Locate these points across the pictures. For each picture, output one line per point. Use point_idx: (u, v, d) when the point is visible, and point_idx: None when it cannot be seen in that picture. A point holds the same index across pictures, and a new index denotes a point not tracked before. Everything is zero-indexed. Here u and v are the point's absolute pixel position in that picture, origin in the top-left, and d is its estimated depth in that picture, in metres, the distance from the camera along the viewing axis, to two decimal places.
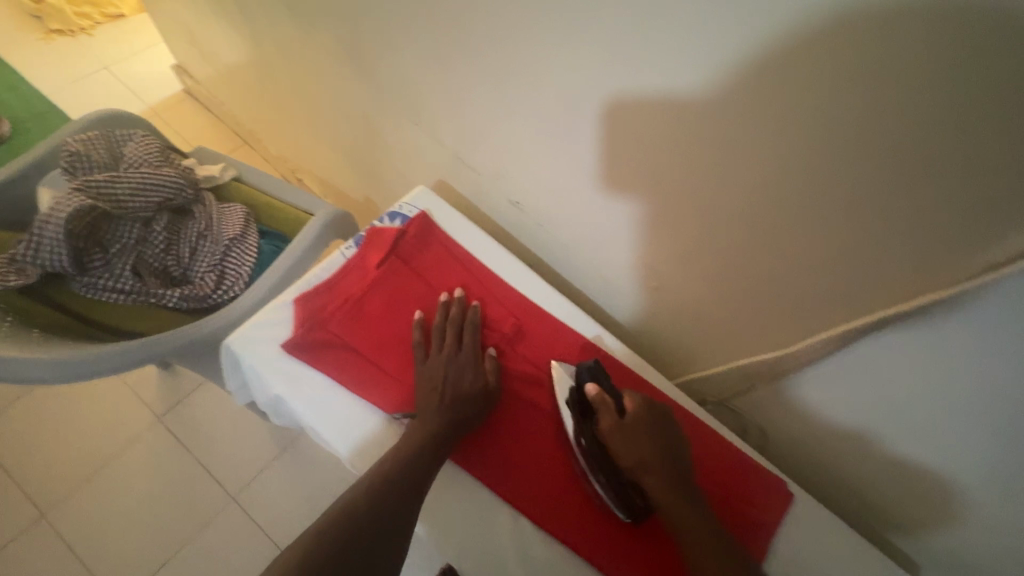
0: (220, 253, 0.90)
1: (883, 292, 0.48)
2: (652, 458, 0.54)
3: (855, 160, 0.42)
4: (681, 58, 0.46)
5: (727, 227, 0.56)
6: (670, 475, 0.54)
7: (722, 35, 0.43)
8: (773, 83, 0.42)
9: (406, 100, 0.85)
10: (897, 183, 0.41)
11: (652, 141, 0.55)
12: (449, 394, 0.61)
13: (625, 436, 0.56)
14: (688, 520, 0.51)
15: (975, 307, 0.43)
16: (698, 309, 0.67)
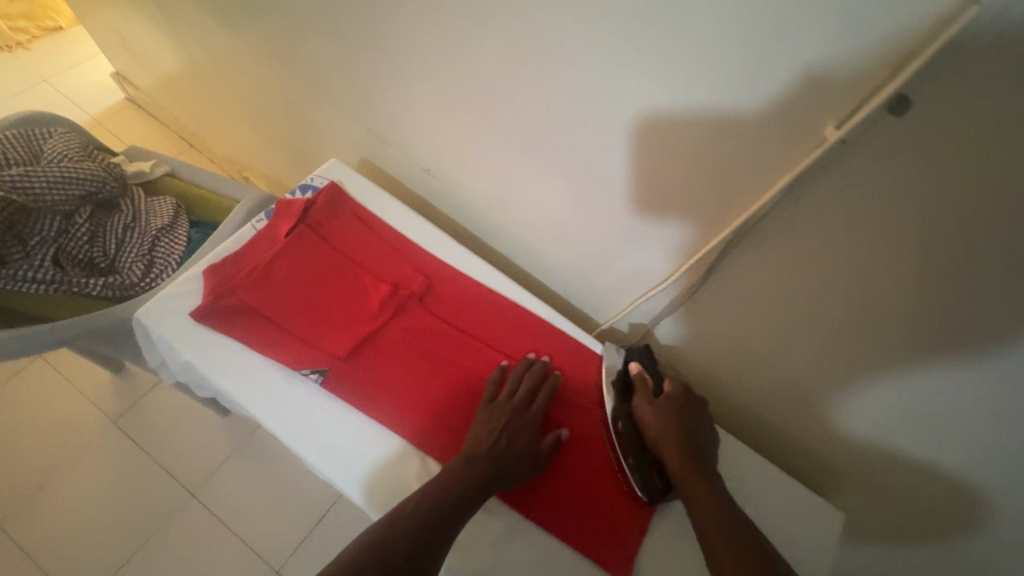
0: (149, 244, 0.93)
1: (748, 190, 0.52)
2: (672, 438, 0.60)
3: (741, 87, 0.46)
4: (709, 62, 0.47)
5: (617, 152, 0.60)
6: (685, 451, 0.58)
7: (752, 36, 0.43)
8: (766, 59, 0.44)
9: (337, 86, 0.89)
10: (775, 105, 0.46)
11: (644, 131, 0.56)
12: (506, 442, 0.60)
13: (657, 411, 0.62)
14: (699, 492, 0.55)
15: (822, 197, 0.48)
16: (607, 251, 0.72)
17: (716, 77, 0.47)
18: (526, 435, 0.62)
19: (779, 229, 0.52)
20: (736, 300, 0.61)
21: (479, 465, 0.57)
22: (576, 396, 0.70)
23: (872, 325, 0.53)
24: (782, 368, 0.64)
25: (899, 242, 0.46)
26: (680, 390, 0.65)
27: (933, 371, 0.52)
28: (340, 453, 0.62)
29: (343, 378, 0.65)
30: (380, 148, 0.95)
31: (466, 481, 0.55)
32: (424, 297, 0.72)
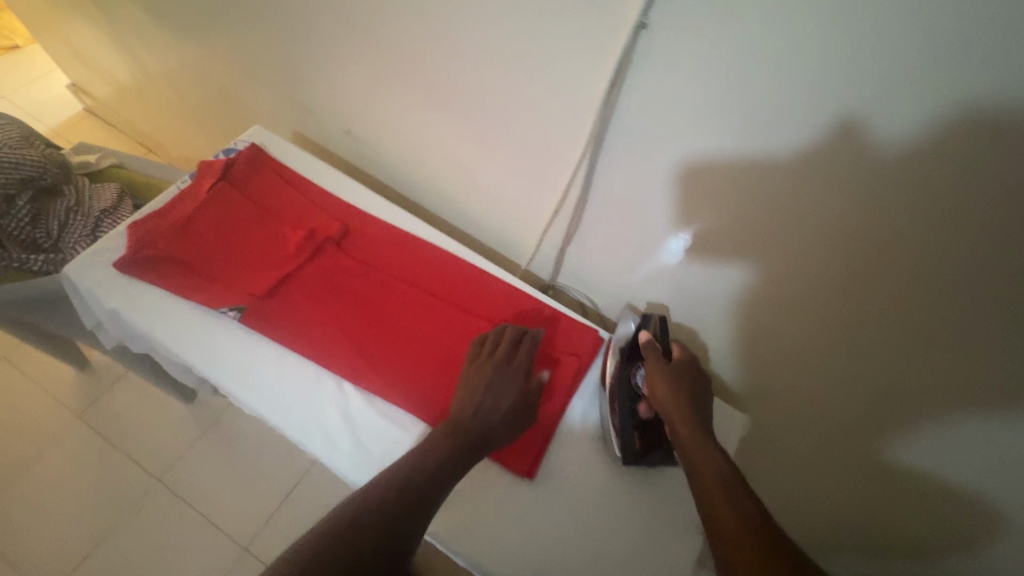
0: (92, 224, 0.98)
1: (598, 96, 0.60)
2: (682, 410, 0.60)
3: (756, 111, 0.50)
4: (740, 99, 0.50)
5: (499, 78, 0.68)
6: (694, 420, 0.59)
7: (765, 67, 0.47)
8: (797, 108, 0.48)
9: (273, 63, 0.97)
10: (782, 133, 0.50)
11: (669, 159, 0.60)
12: (490, 399, 0.62)
13: (668, 381, 0.63)
14: (700, 454, 0.55)
15: (667, 103, 0.55)
16: (518, 190, 0.80)
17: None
18: (510, 396, 0.63)
19: (627, 127, 0.61)
20: (619, 206, 0.70)
21: (461, 433, 0.59)
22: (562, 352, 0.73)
23: (719, 209, 0.60)
24: (664, 266, 0.72)
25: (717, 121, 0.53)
26: (687, 359, 0.66)
27: (774, 244, 0.59)
28: (261, 383, 0.67)
29: (260, 314, 0.69)
30: (312, 119, 1.01)
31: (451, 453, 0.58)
32: (341, 241, 0.77)
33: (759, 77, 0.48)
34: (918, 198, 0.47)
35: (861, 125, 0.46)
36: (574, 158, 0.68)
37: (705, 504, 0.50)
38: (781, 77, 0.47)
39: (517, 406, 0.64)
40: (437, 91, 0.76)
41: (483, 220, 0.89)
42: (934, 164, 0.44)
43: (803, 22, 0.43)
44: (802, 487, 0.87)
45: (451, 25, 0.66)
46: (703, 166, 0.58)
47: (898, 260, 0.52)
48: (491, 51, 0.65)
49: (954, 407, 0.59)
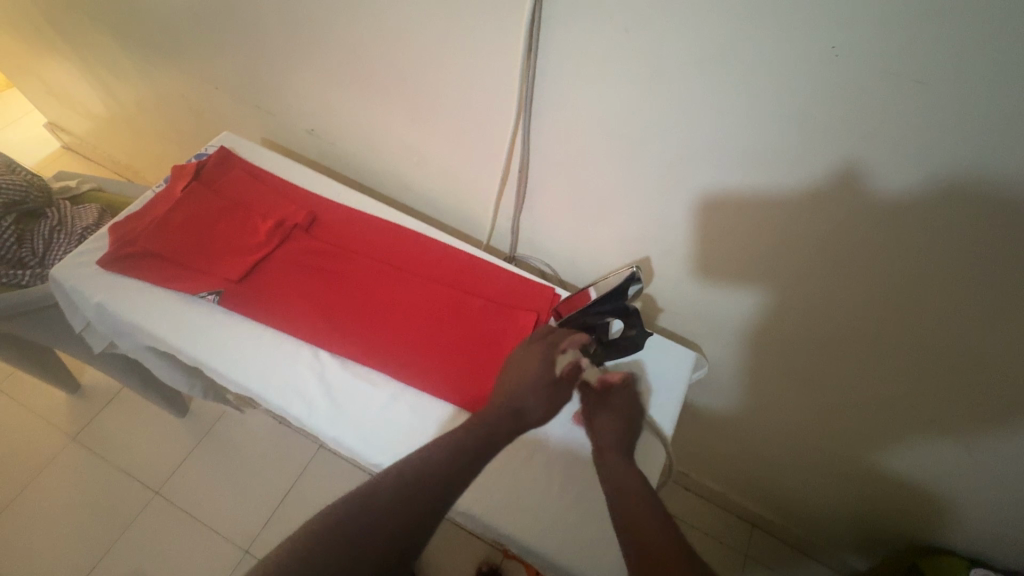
0: (75, 240, 1.03)
1: (517, 66, 0.67)
2: (614, 444, 0.63)
3: (733, 128, 0.58)
4: (732, 128, 0.58)
5: (438, 62, 0.75)
6: (619, 449, 0.63)
7: (751, 108, 0.56)
8: (788, 147, 0.57)
9: (236, 75, 1.03)
10: (765, 156, 0.59)
11: (658, 164, 0.67)
12: (523, 387, 0.65)
13: (597, 412, 0.67)
14: (628, 486, 0.58)
15: (582, 63, 0.63)
16: (471, 167, 0.86)
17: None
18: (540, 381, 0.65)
19: (551, 92, 0.68)
20: (558, 169, 0.77)
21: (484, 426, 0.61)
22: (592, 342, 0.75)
23: (642, 158, 0.68)
24: (608, 221, 0.79)
25: (624, 76, 0.61)
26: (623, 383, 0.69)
27: (692, 182, 0.67)
28: (244, 357, 0.72)
29: (237, 297, 0.75)
30: (277, 124, 1.07)
31: (464, 447, 0.58)
32: (309, 227, 0.82)
33: (648, 29, 0.55)
34: (789, 119, 0.54)
35: (778, 93, 0.53)
36: (511, 128, 0.75)
37: (632, 527, 0.52)
38: (666, 27, 0.54)
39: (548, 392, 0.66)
40: (385, 80, 0.83)
41: (444, 201, 0.96)
42: (901, 218, 0.56)
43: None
44: (784, 439, 0.97)
45: (390, 19, 0.73)
46: (621, 119, 0.65)
47: (789, 177, 0.59)
48: (427, 36, 0.72)
49: (947, 420, 0.72)
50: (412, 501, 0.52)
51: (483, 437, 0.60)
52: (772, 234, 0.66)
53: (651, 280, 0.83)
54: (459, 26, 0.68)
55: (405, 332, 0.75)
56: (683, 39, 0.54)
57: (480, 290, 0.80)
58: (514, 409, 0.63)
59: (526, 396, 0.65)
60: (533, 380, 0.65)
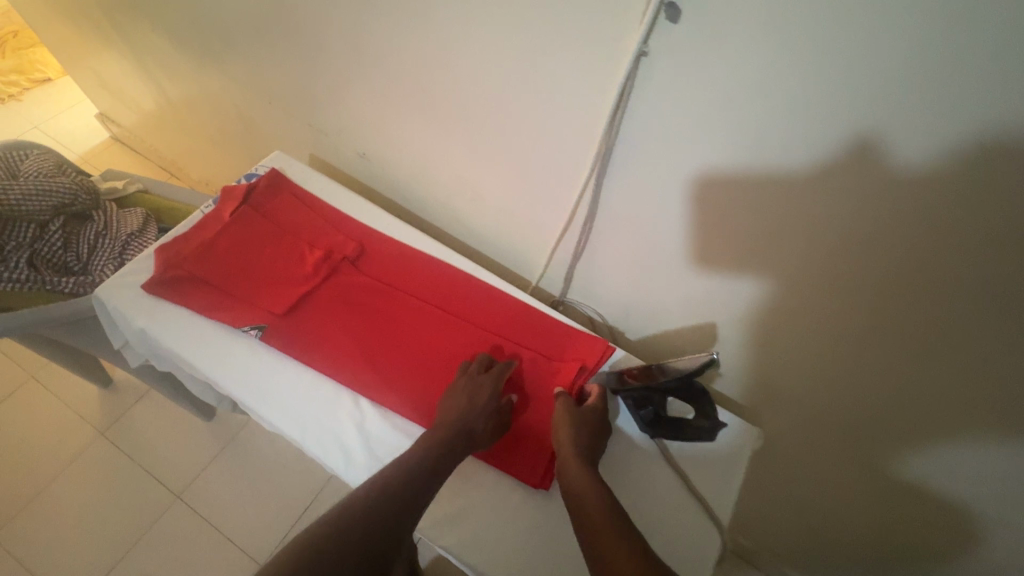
0: (119, 247, 1.01)
1: (598, 119, 0.63)
2: (575, 454, 0.60)
3: (837, 212, 0.53)
4: (834, 212, 0.53)
5: (509, 104, 0.70)
6: (580, 458, 0.60)
7: (863, 196, 0.50)
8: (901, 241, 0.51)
9: (292, 93, 1.01)
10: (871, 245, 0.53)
11: (740, 235, 0.62)
12: (464, 408, 0.65)
13: (562, 420, 0.66)
14: (585, 494, 0.55)
15: (669, 124, 0.58)
16: (527, 211, 0.83)
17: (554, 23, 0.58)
18: (483, 400, 0.66)
19: (632, 150, 0.63)
20: (626, 225, 0.72)
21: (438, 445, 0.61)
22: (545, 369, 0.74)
23: (722, 228, 0.63)
24: (671, 281, 0.74)
25: (719, 144, 0.56)
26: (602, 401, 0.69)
27: (775, 257, 0.61)
28: (284, 400, 0.69)
29: (280, 332, 0.72)
30: (327, 142, 1.05)
31: (422, 465, 0.59)
32: (355, 260, 0.79)
33: (758, 100, 0.50)
34: (907, 216, 0.49)
35: (911, 192, 0.47)
36: (581, 177, 0.71)
37: (593, 535, 0.49)
38: (778, 102, 0.49)
39: (490, 411, 0.66)
40: (449, 114, 0.79)
41: (496, 238, 0.92)
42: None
43: (802, 50, 0.45)
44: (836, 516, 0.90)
45: (464, 56, 0.70)
46: (708, 186, 0.60)
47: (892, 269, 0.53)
48: (503, 78, 0.68)
49: None
50: (385, 518, 0.51)
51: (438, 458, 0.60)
52: (861, 326, 0.59)
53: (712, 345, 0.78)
54: (540, 72, 0.63)
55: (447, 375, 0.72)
56: (798, 116, 0.49)
57: (527, 336, 0.77)
58: (463, 430, 0.63)
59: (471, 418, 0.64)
60: (480, 405, 0.65)
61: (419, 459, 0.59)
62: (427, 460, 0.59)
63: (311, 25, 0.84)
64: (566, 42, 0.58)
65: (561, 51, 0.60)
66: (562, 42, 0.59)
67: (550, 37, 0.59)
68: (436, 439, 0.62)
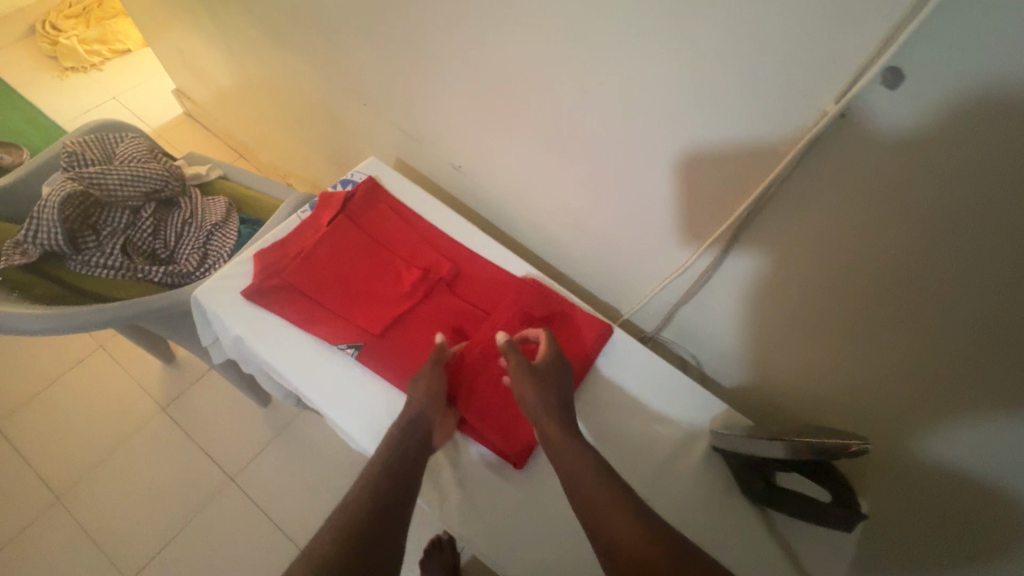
0: (204, 237, 1.00)
1: (760, 173, 0.58)
2: (552, 421, 0.60)
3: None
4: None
5: (643, 140, 0.66)
6: (560, 426, 0.60)
7: None
8: None
9: (386, 95, 0.98)
10: None
11: (891, 309, 0.57)
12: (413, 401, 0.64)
13: (523, 384, 0.63)
14: (582, 471, 0.55)
15: (833, 184, 0.54)
16: (633, 245, 0.79)
17: (729, 70, 0.53)
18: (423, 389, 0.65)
19: (790, 210, 0.59)
20: (751, 274, 0.68)
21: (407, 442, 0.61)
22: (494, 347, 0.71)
23: (879, 299, 0.58)
24: (788, 340, 0.70)
25: (904, 218, 0.51)
26: (551, 343, 0.67)
27: (928, 339, 0.57)
28: (379, 426, 0.67)
29: (377, 353, 0.70)
30: (418, 148, 1.02)
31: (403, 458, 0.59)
32: (451, 281, 0.77)
33: (979, 188, 0.45)
34: None
35: None
36: (715, 223, 0.67)
37: (603, 524, 0.51)
38: (993, 187, 0.44)
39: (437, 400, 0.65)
40: (568, 142, 0.75)
41: (593, 264, 0.89)
42: None
43: None
44: None
45: (603, 89, 0.65)
46: (877, 255, 0.55)
47: None
48: (644, 115, 0.63)
49: None
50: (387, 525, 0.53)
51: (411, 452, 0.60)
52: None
53: (820, 409, 0.73)
54: (693, 114, 0.59)
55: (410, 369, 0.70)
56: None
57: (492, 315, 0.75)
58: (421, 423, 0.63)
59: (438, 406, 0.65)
60: (425, 397, 0.64)
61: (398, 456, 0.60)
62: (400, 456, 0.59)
63: (424, 34, 0.79)
64: (739, 90, 0.54)
65: (730, 97, 0.55)
66: (732, 90, 0.54)
67: (719, 82, 0.54)
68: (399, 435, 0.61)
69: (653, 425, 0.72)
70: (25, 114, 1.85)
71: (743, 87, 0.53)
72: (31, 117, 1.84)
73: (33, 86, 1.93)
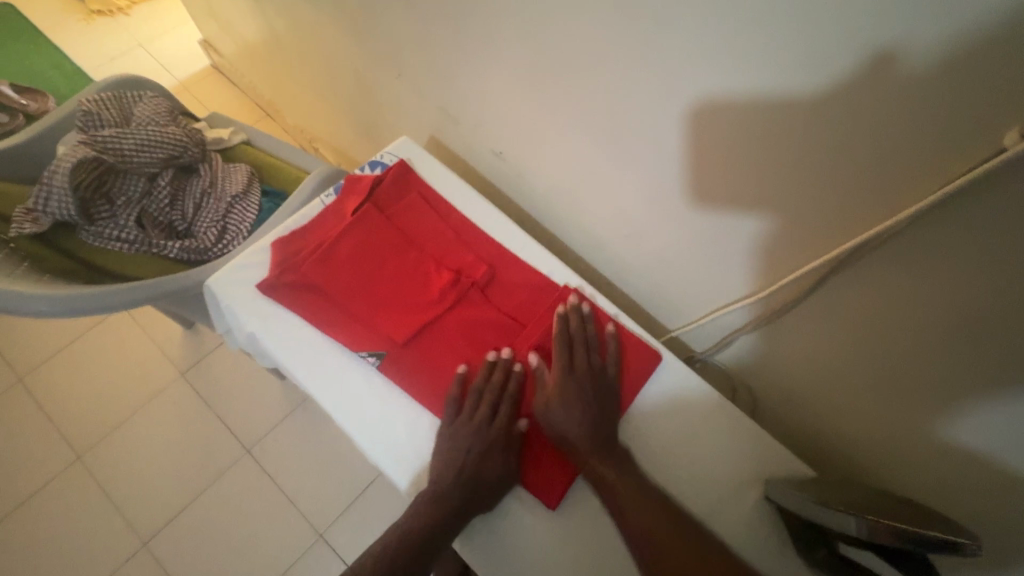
0: (222, 211, 0.94)
1: (870, 201, 0.48)
2: (585, 441, 0.58)
3: None
4: None
5: (721, 147, 0.55)
6: (592, 448, 0.58)
7: None
8: None
9: (422, 65, 0.88)
10: None
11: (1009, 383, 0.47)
12: (469, 459, 0.57)
13: (554, 405, 0.60)
14: (619, 502, 0.55)
15: (960, 228, 0.43)
16: (687, 261, 0.70)
17: (854, 75, 0.42)
18: (485, 446, 0.59)
19: (903, 247, 0.48)
20: (831, 311, 0.58)
21: (446, 496, 0.55)
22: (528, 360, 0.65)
23: (1003, 371, 0.47)
24: (861, 388, 0.61)
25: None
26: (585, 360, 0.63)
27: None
28: (400, 449, 0.61)
29: (400, 365, 0.64)
30: (454, 127, 0.92)
31: (437, 516, 0.54)
32: (485, 285, 0.70)
33: None
34: None
35: None
36: (796, 249, 0.57)
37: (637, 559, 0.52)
38: None
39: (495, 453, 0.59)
40: (629, 141, 0.64)
41: (642, 274, 0.79)
42: None
43: None
44: None
45: (681, 82, 0.54)
46: (1007, 316, 0.44)
47: None
48: (729, 119, 0.53)
49: None
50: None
51: (445, 510, 0.55)
52: None
53: (890, 470, 0.64)
54: (792, 124, 0.48)
55: (437, 375, 0.64)
56: None
57: (529, 322, 0.68)
58: (467, 482, 0.56)
59: (473, 452, 0.58)
60: (476, 452, 0.58)
61: (436, 515, 0.55)
62: (433, 513, 0.55)
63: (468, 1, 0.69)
64: (860, 102, 0.43)
65: (847, 109, 0.44)
66: (850, 100, 0.43)
67: (834, 88, 0.44)
68: (439, 486, 0.56)
69: (698, 468, 0.64)
70: (52, 59, 1.79)
71: (864, 100, 0.43)
72: (58, 62, 1.78)
73: (60, 29, 1.87)
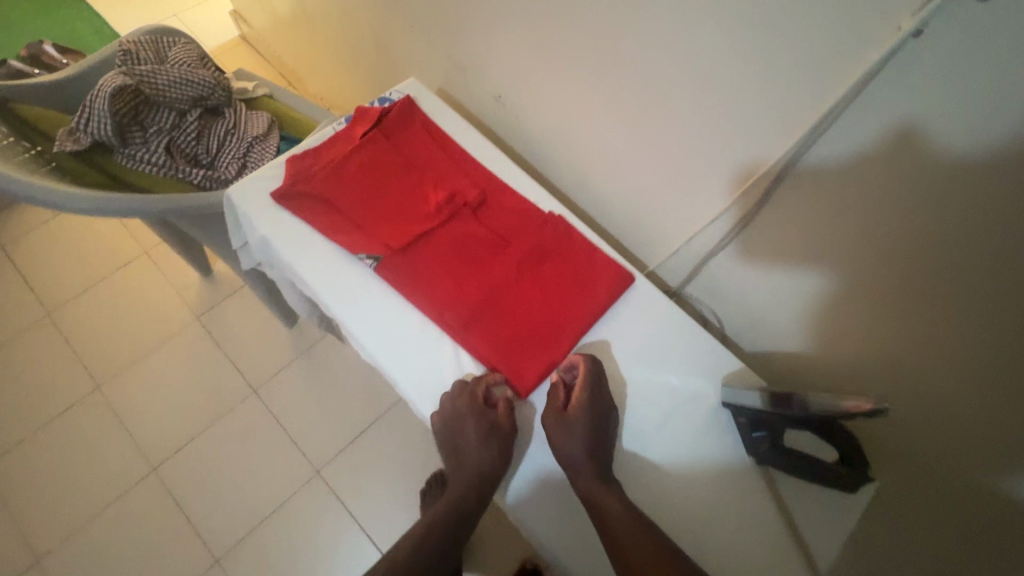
0: (243, 148, 1.02)
1: (814, 113, 0.54)
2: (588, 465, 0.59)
3: None
4: None
5: (689, 72, 0.62)
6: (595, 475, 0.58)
7: None
8: None
9: (432, 18, 0.95)
10: None
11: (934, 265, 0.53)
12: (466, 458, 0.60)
13: (559, 431, 0.61)
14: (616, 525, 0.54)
15: (888, 120, 0.50)
16: (664, 193, 0.76)
17: None
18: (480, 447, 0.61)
19: (847, 153, 0.54)
20: (789, 228, 0.64)
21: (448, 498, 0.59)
22: (510, 274, 0.71)
23: (929, 256, 0.53)
24: (815, 304, 0.67)
25: (975, 168, 0.46)
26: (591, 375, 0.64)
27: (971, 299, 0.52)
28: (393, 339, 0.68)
29: (396, 268, 0.71)
30: (461, 78, 0.99)
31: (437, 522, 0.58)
32: (476, 207, 0.76)
33: None
34: None
35: None
36: (759, 171, 0.62)
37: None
38: None
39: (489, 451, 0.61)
40: (614, 77, 0.70)
41: (626, 212, 0.85)
42: None
43: None
44: None
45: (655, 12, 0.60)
46: (928, 202, 0.51)
47: None
48: (700, 44, 0.59)
49: None
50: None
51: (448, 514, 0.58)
52: None
53: (839, 383, 0.69)
54: (749, 45, 0.55)
55: (427, 281, 0.71)
56: None
57: (514, 242, 0.74)
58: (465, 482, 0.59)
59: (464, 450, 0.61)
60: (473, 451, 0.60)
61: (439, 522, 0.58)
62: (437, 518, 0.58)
63: None
64: (806, 15, 0.49)
65: (791, 23, 0.50)
66: (794, 15, 0.50)
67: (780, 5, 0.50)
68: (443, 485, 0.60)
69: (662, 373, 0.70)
70: (92, 24, 1.90)
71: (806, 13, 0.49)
72: (98, 27, 1.90)
73: None
